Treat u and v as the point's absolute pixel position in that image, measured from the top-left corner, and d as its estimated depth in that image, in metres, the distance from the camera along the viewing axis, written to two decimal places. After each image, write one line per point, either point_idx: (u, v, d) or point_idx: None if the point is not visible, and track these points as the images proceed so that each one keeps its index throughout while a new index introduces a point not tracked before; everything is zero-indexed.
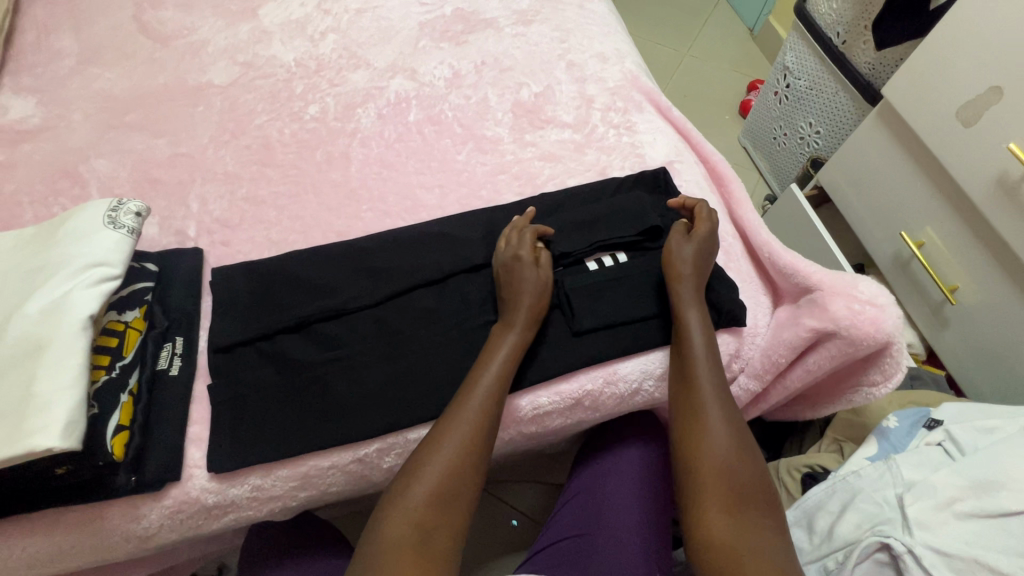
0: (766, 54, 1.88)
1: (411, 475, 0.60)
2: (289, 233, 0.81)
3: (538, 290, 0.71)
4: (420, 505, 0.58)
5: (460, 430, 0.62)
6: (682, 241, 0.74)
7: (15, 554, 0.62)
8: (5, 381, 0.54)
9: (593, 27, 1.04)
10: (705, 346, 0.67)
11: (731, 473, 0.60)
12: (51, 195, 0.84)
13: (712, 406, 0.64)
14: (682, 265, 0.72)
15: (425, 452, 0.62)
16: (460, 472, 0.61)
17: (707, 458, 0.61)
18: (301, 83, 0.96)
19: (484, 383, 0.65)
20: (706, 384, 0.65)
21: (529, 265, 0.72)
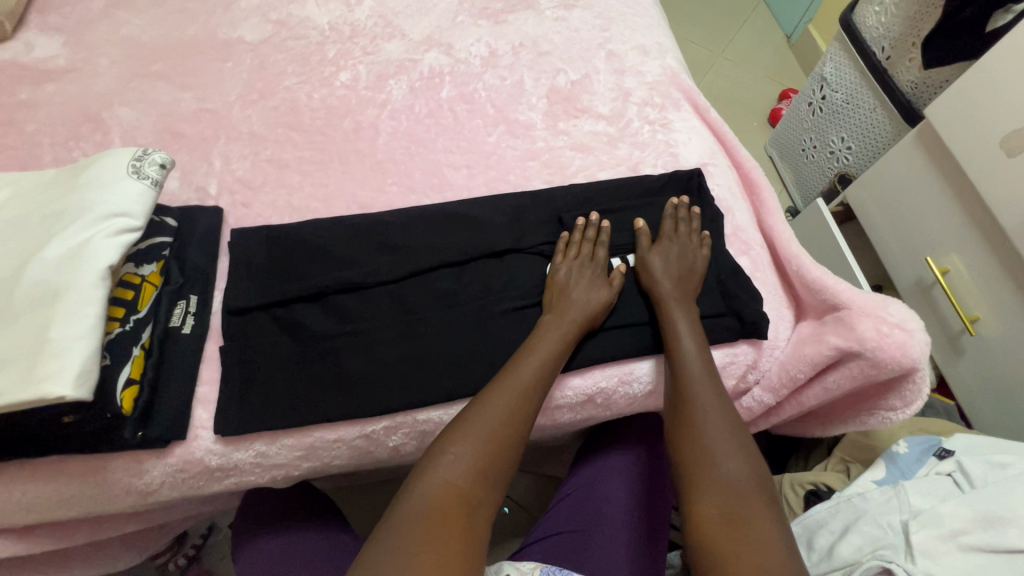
0: (801, 63, 1.84)
1: (448, 443, 0.59)
2: (311, 200, 0.80)
3: (587, 310, 0.70)
4: (459, 474, 0.56)
5: (501, 403, 0.62)
6: (647, 255, 0.75)
7: (14, 497, 0.62)
8: (16, 324, 0.52)
9: (637, 18, 1.01)
10: (689, 345, 0.67)
11: (721, 467, 0.58)
12: (72, 138, 0.82)
13: (702, 389, 0.64)
14: (655, 276, 0.73)
15: (463, 424, 0.60)
16: (499, 446, 0.60)
17: (699, 454, 0.59)
18: (334, 48, 0.94)
19: (532, 362, 0.65)
20: (694, 379, 0.65)
21: (584, 287, 0.72)
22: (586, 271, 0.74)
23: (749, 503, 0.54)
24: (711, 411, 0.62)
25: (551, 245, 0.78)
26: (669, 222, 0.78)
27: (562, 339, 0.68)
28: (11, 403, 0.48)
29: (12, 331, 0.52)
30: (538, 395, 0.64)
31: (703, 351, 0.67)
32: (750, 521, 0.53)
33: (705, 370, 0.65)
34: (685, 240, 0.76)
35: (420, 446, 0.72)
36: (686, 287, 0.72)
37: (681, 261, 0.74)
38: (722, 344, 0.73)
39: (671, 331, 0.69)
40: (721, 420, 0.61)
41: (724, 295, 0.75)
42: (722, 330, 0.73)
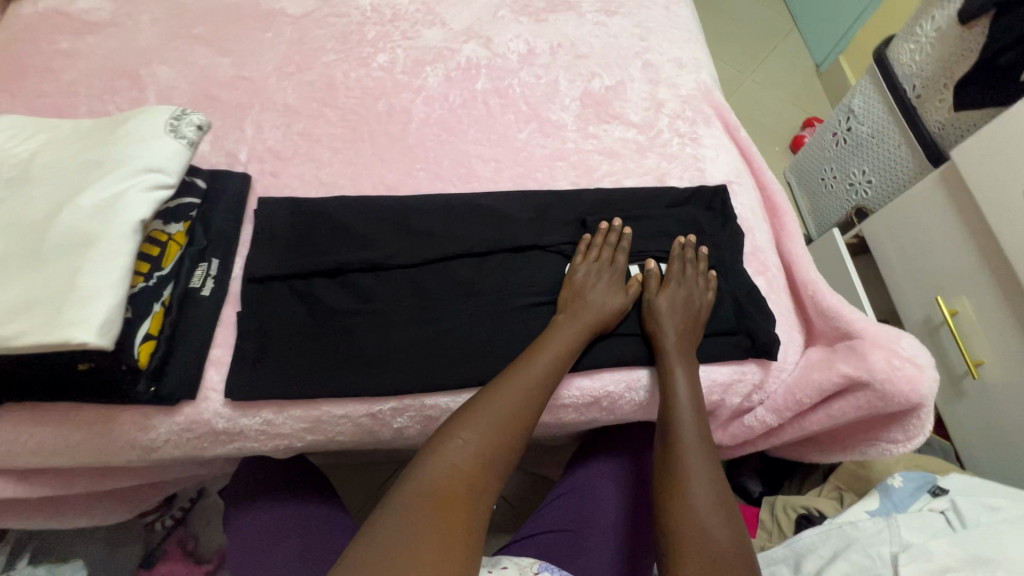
0: (829, 92, 1.84)
1: (458, 429, 0.59)
2: (339, 177, 0.80)
3: (601, 313, 0.71)
4: (465, 458, 0.57)
5: (510, 397, 0.62)
6: (652, 297, 0.74)
7: (22, 439, 0.63)
8: (43, 268, 0.52)
9: (676, 32, 1.02)
10: (686, 406, 0.65)
11: (699, 515, 0.57)
12: (108, 92, 0.83)
13: (693, 454, 0.62)
14: (662, 323, 0.71)
15: (472, 412, 0.61)
16: (508, 436, 0.60)
17: (685, 520, 0.57)
18: (374, 29, 0.95)
19: (543, 360, 0.66)
20: (682, 418, 0.64)
21: (602, 289, 0.73)
22: (594, 290, 0.73)
23: (725, 554, 0.53)
24: (698, 455, 0.62)
25: (572, 245, 0.78)
26: (678, 263, 0.76)
27: (573, 339, 0.68)
28: (34, 345, 0.49)
29: (39, 274, 0.52)
30: (545, 390, 0.64)
31: (701, 417, 0.65)
32: (727, 572, 0.52)
33: (695, 414, 0.65)
34: (693, 284, 0.74)
35: (423, 430, 0.72)
36: (688, 330, 0.70)
37: (687, 309, 0.72)
38: (730, 361, 0.74)
39: (669, 390, 0.66)
40: (705, 466, 0.61)
41: (738, 313, 0.76)
42: (733, 347, 0.73)
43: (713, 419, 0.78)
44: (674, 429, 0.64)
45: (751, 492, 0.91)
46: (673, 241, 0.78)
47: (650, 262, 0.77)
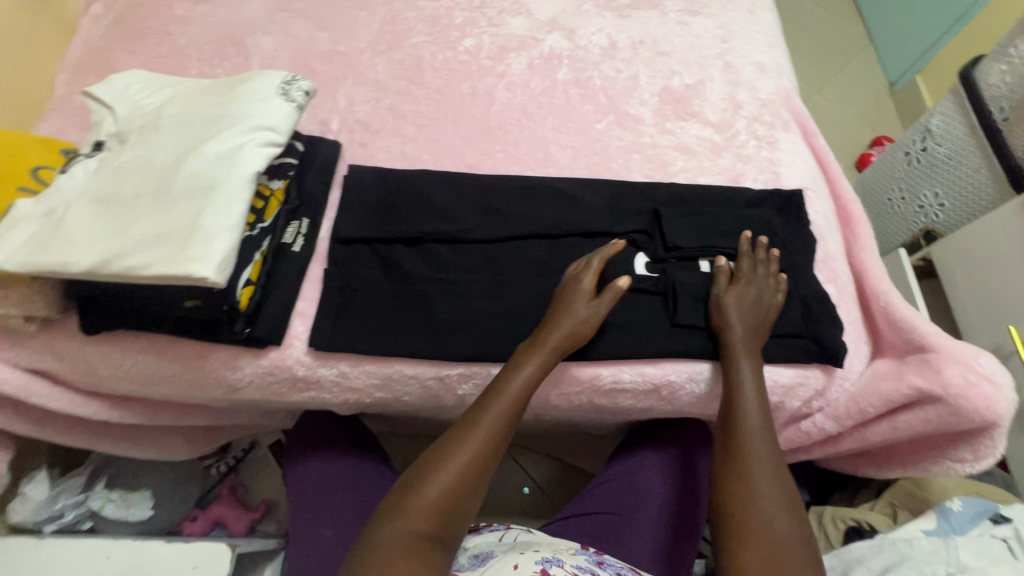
0: (900, 112, 1.77)
1: (418, 482, 0.56)
2: (422, 152, 0.84)
3: (570, 326, 0.67)
4: (425, 511, 0.54)
5: (472, 442, 0.58)
6: (722, 292, 0.73)
7: (126, 365, 0.68)
8: (171, 207, 0.58)
9: (759, 36, 1.01)
10: (752, 396, 0.67)
11: (759, 500, 0.58)
12: (216, 57, 0.89)
13: (758, 445, 0.63)
14: (729, 318, 0.70)
15: (431, 464, 0.57)
16: (472, 481, 0.57)
17: (747, 504, 0.58)
18: (462, 15, 0.98)
19: (505, 398, 0.62)
20: (749, 412, 0.66)
21: (570, 299, 0.69)
22: (576, 304, 0.68)
23: (785, 541, 0.55)
24: (761, 445, 0.63)
25: (643, 234, 0.78)
26: (747, 260, 0.75)
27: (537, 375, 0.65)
28: (161, 275, 0.54)
29: (168, 213, 0.57)
30: (508, 428, 0.61)
31: (766, 410, 0.67)
32: (786, 559, 0.54)
33: (761, 406, 0.67)
34: (764, 283, 0.73)
35: None
36: (757, 325, 0.70)
37: (755, 307, 0.71)
38: (794, 364, 0.74)
39: (737, 381, 0.68)
40: (768, 456, 0.63)
41: (806, 318, 0.75)
42: (798, 351, 0.73)
43: None
44: (738, 420, 0.66)
45: None
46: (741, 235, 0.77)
47: (723, 258, 0.75)
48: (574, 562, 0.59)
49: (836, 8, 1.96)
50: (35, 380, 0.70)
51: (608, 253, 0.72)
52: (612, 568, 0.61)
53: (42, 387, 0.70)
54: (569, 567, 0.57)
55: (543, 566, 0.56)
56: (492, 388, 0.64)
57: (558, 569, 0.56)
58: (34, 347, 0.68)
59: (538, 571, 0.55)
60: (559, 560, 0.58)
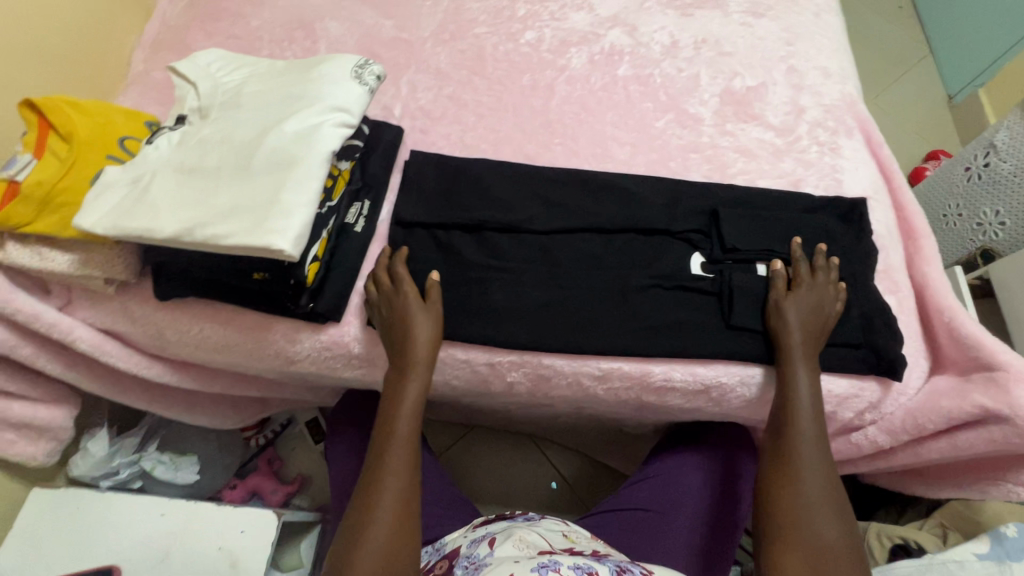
0: (958, 126, 1.70)
1: (348, 549, 0.56)
2: (481, 141, 0.85)
3: (423, 334, 0.67)
4: (370, 570, 0.54)
5: (385, 489, 0.59)
6: (782, 298, 0.71)
7: (193, 331, 0.71)
8: (253, 182, 0.60)
9: (825, 40, 0.99)
10: (804, 400, 0.66)
11: (806, 505, 0.60)
12: (287, 40, 0.92)
13: (808, 452, 0.63)
14: (787, 323, 0.69)
15: (356, 526, 0.57)
16: (403, 521, 0.58)
17: (794, 510, 0.59)
18: (524, 7, 0.98)
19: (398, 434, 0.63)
20: (801, 417, 0.65)
21: (411, 313, 0.67)
22: (415, 322, 0.67)
23: (834, 552, 0.56)
24: (811, 450, 0.63)
25: (700, 234, 0.78)
26: (804, 265, 0.74)
27: (417, 396, 0.65)
28: (243, 246, 0.56)
29: (250, 187, 0.60)
30: (414, 458, 0.62)
31: (819, 414, 0.65)
32: (832, 565, 0.55)
33: (814, 410, 0.65)
34: (824, 290, 0.72)
35: (531, 389, 0.76)
36: (818, 332, 0.69)
37: (814, 316, 0.70)
38: (850, 375, 0.72)
39: (790, 384, 0.67)
40: (819, 462, 0.62)
41: (865, 327, 0.73)
42: (855, 360, 0.72)
43: None
44: (788, 424, 0.65)
45: None
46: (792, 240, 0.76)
47: (778, 262, 0.74)
48: (571, 562, 0.54)
49: (898, 13, 1.88)
50: (108, 340, 0.73)
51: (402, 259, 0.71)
52: (614, 563, 0.56)
53: (113, 348, 0.74)
54: (567, 571, 0.52)
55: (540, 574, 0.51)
56: (382, 431, 0.64)
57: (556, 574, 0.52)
58: (109, 309, 0.71)
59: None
60: (556, 563, 0.53)
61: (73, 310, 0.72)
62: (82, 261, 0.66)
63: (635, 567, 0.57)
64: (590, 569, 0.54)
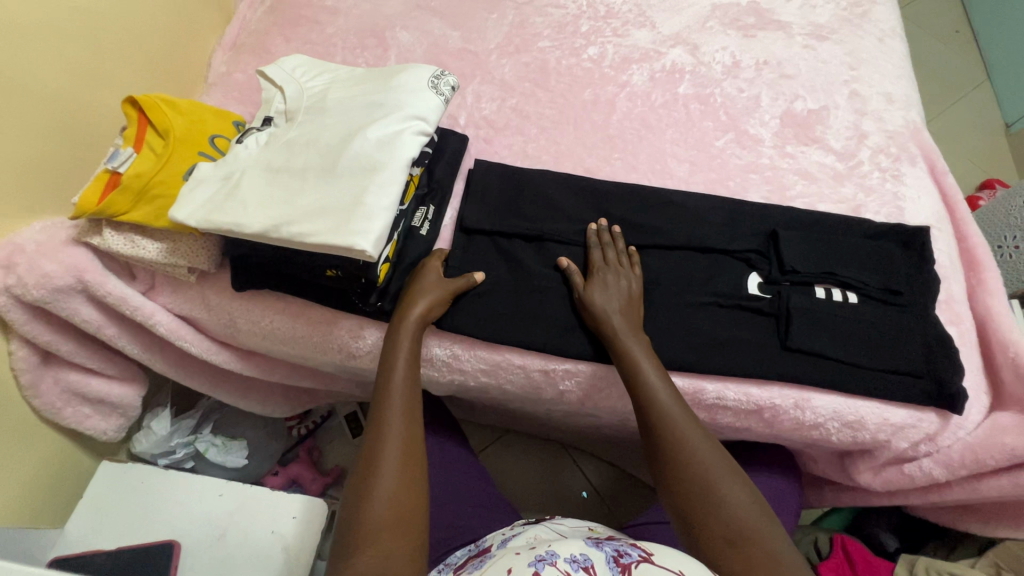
0: (1016, 156, 1.64)
1: (358, 503, 0.56)
2: (543, 153, 0.87)
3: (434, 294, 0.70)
4: (386, 505, 0.55)
5: (392, 439, 0.59)
6: (591, 292, 0.72)
7: (262, 322, 0.75)
8: (337, 184, 0.63)
9: (889, 65, 0.98)
10: (652, 377, 0.67)
11: (721, 495, 0.58)
12: (359, 47, 0.96)
13: (684, 425, 0.64)
14: (610, 315, 0.71)
15: (365, 476, 0.57)
16: (411, 470, 0.58)
17: (700, 498, 0.59)
18: (588, 23, 1.00)
19: (396, 388, 0.64)
20: (659, 394, 0.66)
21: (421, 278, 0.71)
22: (422, 285, 0.71)
23: (743, 514, 0.57)
24: (680, 420, 0.64)
25: (758, 255, 0.79)
26: (597, 250, 0.76)
27: (411, 349, 0.67)
28: (327, 245, 0.59)
29: (334, 189, 0.63)
30: (415, 406, 0.63)
31: (670, 382, 0.67)
32: (752, 535, 0.56)
33: (663, 380, 0.67)
34: (616, 268, 0.75)
35: (582, 398, 0.78)
36: (632, 316, 0.72)
37: (620, 294, 0.73)
38: (909, 404, 0.72)
39: (638, 376, 0.67)
40: (692, 430, 0.63)
41: (926, 356, 0.72)
42: (915, 390, 0.71)
43: (868, 459, 0.76)
44: (662, 421, 0.65)
45: (886, 546, 0.89)
46: (589, 229, 0.78)
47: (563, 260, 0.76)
48: (568, 554, 0.51)
49: (953, 38, 1.84)
50: (182, 325, 0.77)
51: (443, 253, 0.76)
52: (611, 547, 0.53)
53: (188, 333, 0.78)
54: (563, 565, 0.49)
55: (535, 569, 0.49)
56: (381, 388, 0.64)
57: (551, 568, 0.49)
58: (186, 296, 0.75)
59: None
60: (553, 556, 0.51)
61: (154, 295, 0.76)
62: (169, 250, 0.70)
63: (632, 549, 0.53)
64: (586, 560, 0.50)
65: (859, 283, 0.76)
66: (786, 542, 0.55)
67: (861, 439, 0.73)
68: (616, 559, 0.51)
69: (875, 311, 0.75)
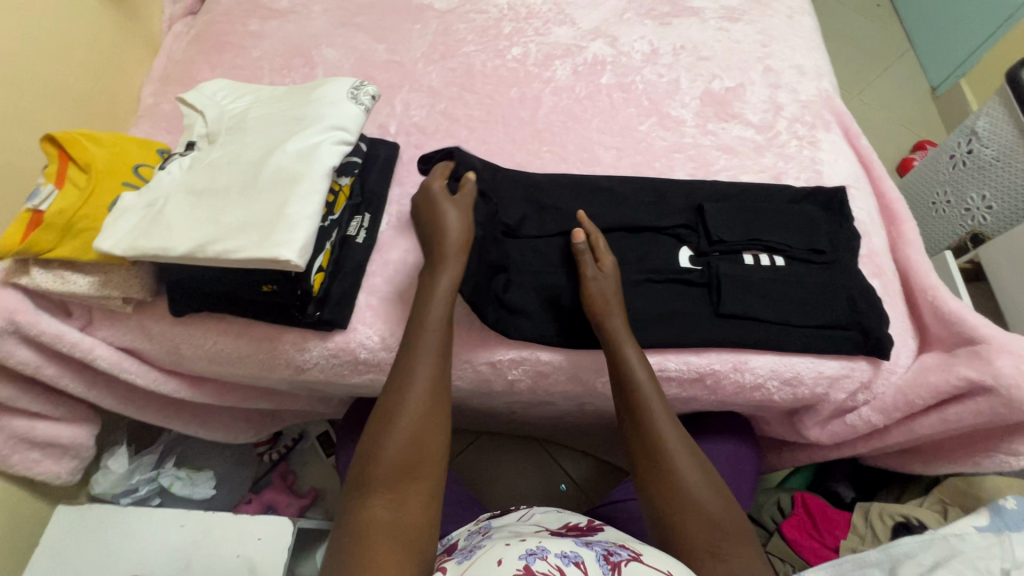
0: (944, 118, 1.71)
1: (376, 447, 0.57)
2: (474, 152, 0.89)
3: (465, 219, 0.73)
4: (401, 452, 0.57)
5: (416, 388, 0.60)
6: (596, 278, 0.73)
7: (207, 345, 0.75)
8: (260, 199, 0.64)
9: (799, 40, 1.02)
10: (631, 358, 0.68)
11: (685, 480, 0.61)
12: (286, 68, 0.98)
13: (656, 406, 0.65)
14: (607, 299, 0.72)
15: (383, 422, 0.58)
16: (427, 426, 0.59)
17: (666, 478, 0.61)
18: (510, 25, 1.02)
19: (428, 336, 0.64)
20: (634, 372, 0.67)
21: (449, 205, 0.73)
22: (452, 214, 0.72)
23: (704, 501, 0.59)
24: (653, 405, 0.65)
25: (686, 229, 0.81)
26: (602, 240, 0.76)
27: (450, 288, 0.67)
28: (252, 259, 0.60)
29: (257, 204, 0.64)
30: (444, 355, 0.64)
31: (648, 366, 0.68)
32: (712, 520, 0.58)
33: (641, 362, 0.68)
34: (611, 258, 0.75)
35: (532, 385, 0.79)
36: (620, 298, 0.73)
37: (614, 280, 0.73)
38: (841, 356, 0.75)
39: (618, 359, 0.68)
40: (663, 415, 0.65)
41: (852, 308, 0.75)
42: (845, 342, 0.74)
43: (813, 415, 0.79)
44: (639, 397, 0.66)
45: (843, 497, 0.91)
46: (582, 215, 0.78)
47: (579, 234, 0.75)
48: (558, 549, 0.51)
49: (875, 11, 1.93)
50: (126, 357, 0.77)
51: (442, 176, 0.78)
52: (600, 546, 0.53)
53: (131, 364, 0.77)
54: (555, 559, 0.49)
55: (527, 561, 0.48)
56: (410, 333, 0.65)
57: (542, 562, 0.49)
58: (127, 327, 0.75)
59: (520, 570, 0.48)
60: (543, 550, 0.50)
61: (93, 329, 0.76)
62: (102, 283, 0.70)
63: (621, 549, 0.53)
64: (578, 556, 0.50)
65: (785, 245, 0.79)
66: (742, 533, 0.58)
67: (801, 395, 0.76)
68: (605, 557, 0.51)
69: (801, 271, 0.78)
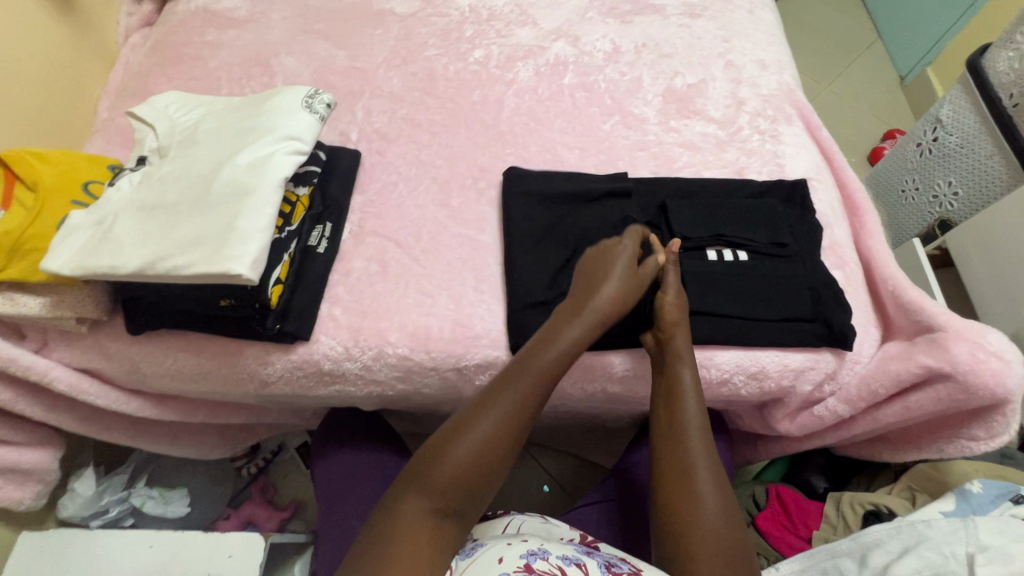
0: (913, 106, 1.73)
1: (444, 445, 0.54)
2: (437, 157, 0.88)
3: (626, 285, 0.66)
4: (466, 458, 0.53)
5: (506, 398, 0.57)
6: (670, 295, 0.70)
7: (167, 362, 0.74)
8: (212, 212, 0.63)
9: (760, 34, 1.03)
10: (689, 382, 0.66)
11: (706, 510, 0.58)
12: (245, 77, 0.96)
13: (694, 432, 0.63)
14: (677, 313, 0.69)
15: (460, 422, 0.56)
16: (502, 442, 0.55)
17: (684, 498, 0.59)
18: (471, 28, 1.02)
19: (547, 352, 0.60)
20: (686, 394, 0.65)
21: (620, 266, 0.66)
22: (615, 272, 0.66)
23: (720, 536, 0.57)
24: (693, 429, 0.63)
25: (650, 227, 0.81)
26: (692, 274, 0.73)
27: (585, 329, 0.62)
28: (202, 274, 0.59)
29: (208, 218, 0.63)
30: (553, 377, 0.59)
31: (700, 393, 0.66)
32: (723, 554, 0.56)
33: (695, 388, 0.66)
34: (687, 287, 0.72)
35: None
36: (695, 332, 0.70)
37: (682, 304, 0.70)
38: (805, 348, 0.75)
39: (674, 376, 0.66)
40: (702, 442, 0.63)
41: (815, 301, 0.76)
42: (808, 334, 0.75)
43: (782, 408, 0.80)
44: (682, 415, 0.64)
45: (817, 486, 0.92)
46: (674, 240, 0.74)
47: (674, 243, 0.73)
48: (560, 552, 0.52)
49: (844, 4, 1.95)
50: (85, 378, 0.76)
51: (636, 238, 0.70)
52: (602, 556, 0.55)
53: (91, 385, 0.76)
54: (556, 559, 0.51)
55: (528, 560, 0.50)
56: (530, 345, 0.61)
57: (543, 561, 0.50)
58: (84, 348, 0.74)
59: (522, 567, 0.49)
60: (545, 551, 0.52)
61: (48, 351, 0.74)
62: (53, 303, 0.68)
63: (623, 562, 0.54)
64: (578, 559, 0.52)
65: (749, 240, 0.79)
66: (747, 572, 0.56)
67: (767, 388, 0.76)
68: (606, 566, 0.52)
69: (764, 265, 0.78)
